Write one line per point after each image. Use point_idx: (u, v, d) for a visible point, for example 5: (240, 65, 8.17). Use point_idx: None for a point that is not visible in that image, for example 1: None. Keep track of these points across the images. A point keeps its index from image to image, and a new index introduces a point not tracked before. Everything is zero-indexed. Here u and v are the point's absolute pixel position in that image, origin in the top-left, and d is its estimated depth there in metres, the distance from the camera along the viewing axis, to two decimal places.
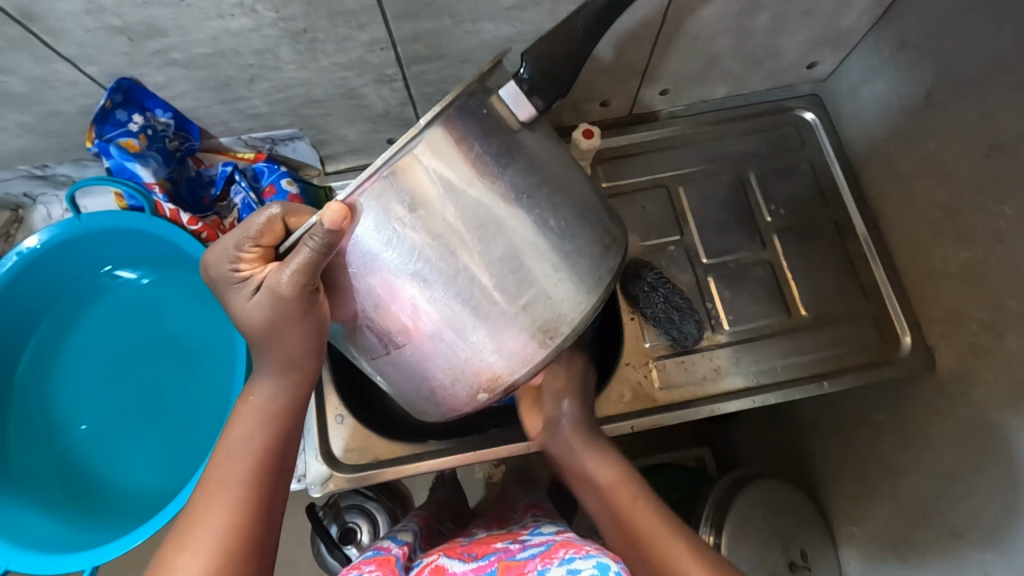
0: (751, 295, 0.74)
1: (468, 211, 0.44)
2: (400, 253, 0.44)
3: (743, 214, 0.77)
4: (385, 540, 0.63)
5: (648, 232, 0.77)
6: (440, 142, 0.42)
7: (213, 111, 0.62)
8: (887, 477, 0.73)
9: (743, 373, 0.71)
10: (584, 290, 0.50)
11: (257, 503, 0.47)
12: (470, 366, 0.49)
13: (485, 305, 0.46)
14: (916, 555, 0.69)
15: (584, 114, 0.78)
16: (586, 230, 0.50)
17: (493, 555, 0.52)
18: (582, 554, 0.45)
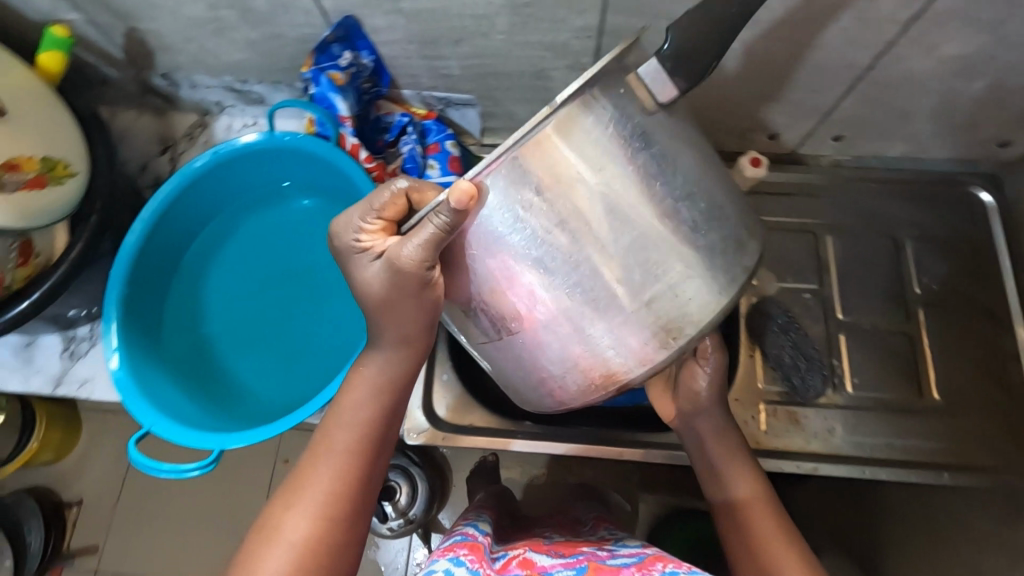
0: (879, 362, 0.71)
1: (602, 194, 0.43)
2: (524, 238, 0.43)
3: (889, 279, 0.74)
4: (467, 526, 0.65)
5: (786, 273, 0.75)
6: (580, 117, 0.41)
7: (410, 63, 0.66)
8: None
9: (856, 442, 0.68)
10: (713, 291, 0.48)
11: (358, 476, 0.50)
12: (584, 360, 0.48)
13: (606, 298, 0.45)
14: None
15: (749, 143, 0.77)
16: (720, 228, 0.48)
17: (583, 556, 0.56)
18: (684, 570, 0.49)
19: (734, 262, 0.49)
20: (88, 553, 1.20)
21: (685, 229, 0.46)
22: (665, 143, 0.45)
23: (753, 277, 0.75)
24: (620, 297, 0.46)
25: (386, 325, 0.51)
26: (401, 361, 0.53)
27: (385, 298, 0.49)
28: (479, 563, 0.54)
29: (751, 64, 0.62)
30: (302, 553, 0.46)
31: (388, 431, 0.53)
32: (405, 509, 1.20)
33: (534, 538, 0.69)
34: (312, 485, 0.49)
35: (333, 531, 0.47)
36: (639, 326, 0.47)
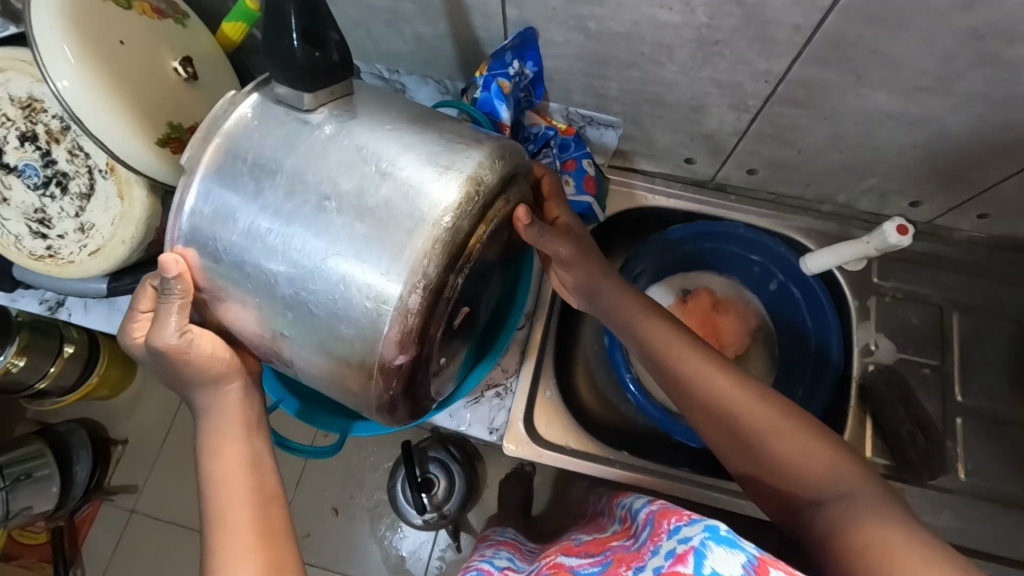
0: (995, 452, 0.68)
1: (289, 180, 0.42)
2: (254, 227, 0.42)
3: (1015, 368, 0.71)
4: (484, 562, 0.68)
5: (906, 344, 0.73)
6: (243, 100, 0.44)
7: (570, 79, 0.66)
8: None
9: (963, 531, 0.65)
10: (435, 256, 0.40)
11: (247, 529, 0.44)
12: (354, 354, 0.42)
13: (346, 296, 0.41)
14: None
15: (885, 205, 0.75)
16: (443, 194, 0.41)
17: (611, 550, 0.51)
18: (688, 522, 0.38)
19: (448, 193, 0.41)
20: (127, 492, 1.23)
21: (306, 148, 0.42)
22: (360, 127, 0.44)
23: (871, 342, 0.73)
24: (283, 248, 0.41)
25: (191, 384, 0.49)
26: (226, 411, 0.50)
27: (181, 370, 0.48)
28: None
29: (925, 131, 0.60)
30: None
31: (259, 475, 0.48)
32: (440, 503, 1.20)
33: (552, 545, 0.67)
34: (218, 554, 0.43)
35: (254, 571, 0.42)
36: (358, 298, 0.41)
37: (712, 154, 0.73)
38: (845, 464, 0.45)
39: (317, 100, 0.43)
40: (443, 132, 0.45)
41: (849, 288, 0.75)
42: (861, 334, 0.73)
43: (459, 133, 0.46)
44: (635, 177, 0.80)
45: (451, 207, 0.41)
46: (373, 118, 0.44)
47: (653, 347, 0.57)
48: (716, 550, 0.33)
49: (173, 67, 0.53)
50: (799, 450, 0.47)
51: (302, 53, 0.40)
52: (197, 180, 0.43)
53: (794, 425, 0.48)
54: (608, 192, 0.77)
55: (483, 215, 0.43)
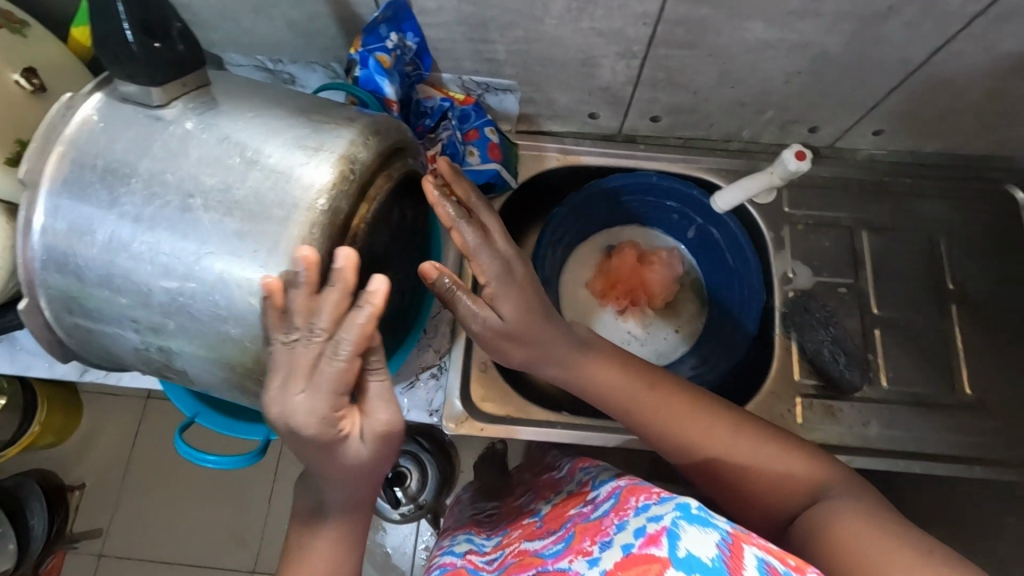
0: (915, 357, 0.71)
1: (147, 184, 0.38)
2: (116, 242, 0.38)
3: (925, 274, 0.74)
4: (445, 555, 0.66)
5: (821, 267, 0.75)
6: (83, 103, 0.41)
7: (455, 46, 0.64)
8: None
9: (889, 435, 0.69)
10: (314, 240, 0.38)
11: None
12: (247, 357, 0.39)
13: (224, 296, 0.38)
14: None
15: (787, 135, 0.76)
16: (313, 175, 0.38)
17: (571, 523, 0.50)
18: (659, 500, 0.37)
19: (318, 174, 0.39)
20: (92, 537, 1.17)
21: (162, 145, 0.39)
22: (220, 117, 0.41)
23: (789, 270, 0.75)
24: (149, 256, 0.38)
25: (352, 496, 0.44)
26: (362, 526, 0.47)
27: (366, 462, 0.40)
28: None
29: (805, 56, 0.61)
30: None
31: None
32: (415, 494, 1.20)
33: (519, 524, 0.66)
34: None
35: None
36: (238, 295, 0.38)
37: (614, 105, 0.73)
38: (820, 474, 0.50)
39: (167, 93, 0.40)
40: (311, 112, 0.43)
41: (763, 220, 0.77)
42: (778, 263, 0.75)
43: (330, 111, 0.43)
44: (543, 139, 0.80)
45: (324, 189, 0.38)
46: (232, 106, 0.42)
47: (616, 400, 0.56)
48: (689, 529, 0.33)
49: (16, 80, 0.50)
50: (774, 471, 0.51)
51: (134, 45, 0.37)
52: (45, 196, 0.39)
53: (769, 445, 0.52)
54: (516, 158, 0.76)
55: (363, 194, 0.41)
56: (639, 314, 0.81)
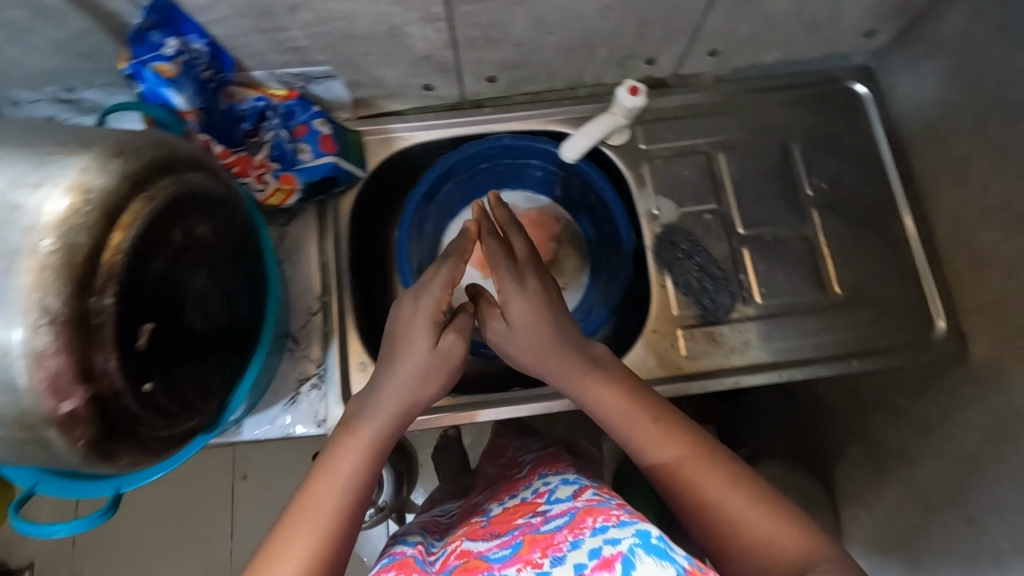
0: (787, 268, 0.72)
1: None
2: None
3: (784, 185, 0.75)
4: (397, 544, 0.61)
5: (685, 197, 0.74)
6: None
7: (250, 41, 0.60)
8: (921, 444, 0.76)
9: (771, 348, 0.70)
10: (50, 284, 0.35)
11: (337, 526, 0.46)
12: (14, 423, 0.36)
13: None
14: (925, 529, 0.77)
15: (628, 72, 0.75)
16: (37, 214, 0.35)
17: (518, 531, 0.53)
18: (617, 524, 0.44)
19: (42, 212, 0.35)
20: None
21: None
22: None
23: (654, 207, 0.74)
24: None
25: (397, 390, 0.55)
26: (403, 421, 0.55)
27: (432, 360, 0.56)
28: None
29: None
30: None
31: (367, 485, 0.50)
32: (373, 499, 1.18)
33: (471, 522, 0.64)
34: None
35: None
36: None
37: (444, 73, 0.70)
38: (817, 548, 0.41)
39: None
40: (40, 144, 0.39)
41: (622, 162, 0.76)
42: (643, 202, 0.74)
43: (65, 139, 0.39)
44: (385, 121, 0.76)
45: (50, 227, 0.35)
46: None
47: (614, 422, 0.54)
48: (645, 559, 0.39)
49: None
50: (766, 537, 0.43)
51: None
52: None
53: (766, 508, 0.45)
54: (358, 145, 0.73)
55: (111, 221, 0.37)
56: None
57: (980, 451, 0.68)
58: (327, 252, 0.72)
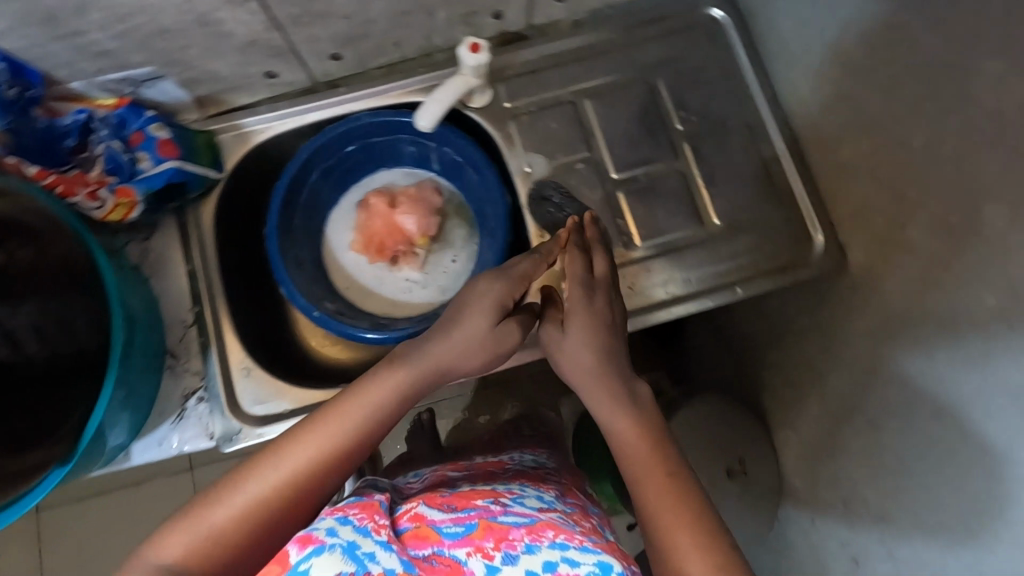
0: (664, 205, 0.72)
1: None
2: None
3: (653, 123, 0.74)
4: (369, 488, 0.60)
5: (555, 150, 0.73)
6: None
7: (50, 50, 0.57)
8: (824, 357, 0.78)
9: (657, 288, 0.70)
10: None
11: (337, 456, 0.51)
12: None
13: None
14: (839, 438, 0.79)
15: (480, 29, 0.72)
16: None
17: (475, 512, 0.52)
18: (577, 547, 0.47)
19: None
20: None
21: None
22: None
23: (525, 164, 0.73)
24: None
25: (462, 354, 0.56)
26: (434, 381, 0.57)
27: (470, 342, 0.56)
28: (373, 519, 0.49)
29: None
30: (248, 506, 0.47)
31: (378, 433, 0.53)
32: None
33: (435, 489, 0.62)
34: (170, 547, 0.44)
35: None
36: None
37: (282, 57, 0.67)
38: None
39: None
40: None
41: (489, 124, 0.74)
42: (513, 161, 0.73)
43: None
44: (236, 115, 0.73)
45: None
46: None
47: (621, 450, 0.53)
48: None
49: None
50: None
51: None
52: None
53: None
54: (208, 145, 0.69)
55: None
56: (412, 260, 0.78)
57: (867, 357, 0.69)
58: (191, 260, 0.69)
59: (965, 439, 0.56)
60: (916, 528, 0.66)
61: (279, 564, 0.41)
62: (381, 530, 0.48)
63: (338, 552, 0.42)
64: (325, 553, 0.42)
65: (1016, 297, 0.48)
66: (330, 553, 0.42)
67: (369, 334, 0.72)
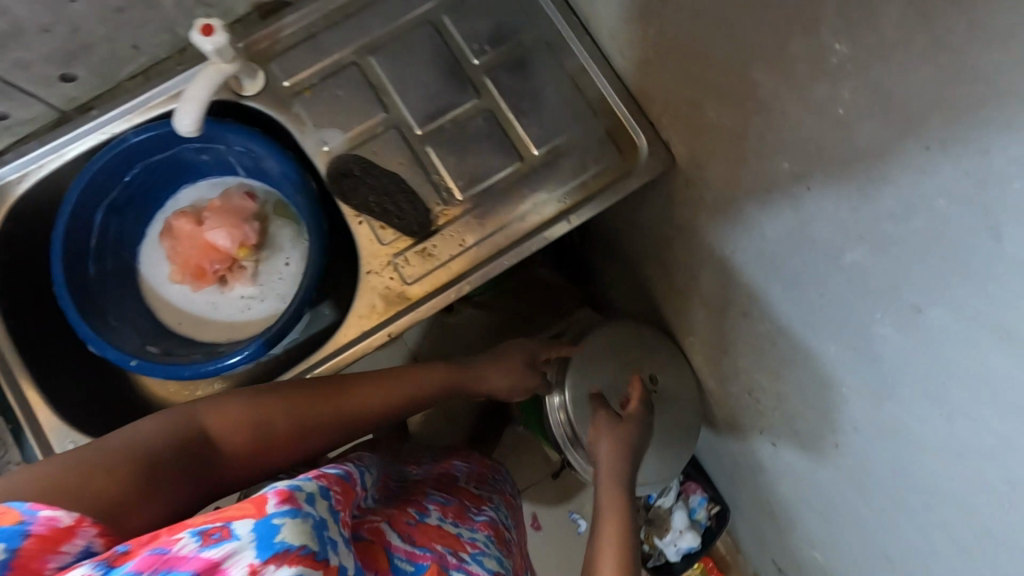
0: (478, 149, 0.67)
1: None
2: None
3: (446, 64, 0.68)
4: (349, 466, 0.53)
5: (349, 119, 0.67)
6: None
7: None
8: (692, 257, 0.77)
9: (491, 238, 0.66)
10: None
11: (384, 407, 0.65)
12: None
13: None
14: (729, 331, 0.79)
15: (225, 7, 0.65)
16: None
17: (433, 556, 0.50)
18: None
19: None
20: None
21: None
22: None
23: (319, 142, 0.66)
24: None
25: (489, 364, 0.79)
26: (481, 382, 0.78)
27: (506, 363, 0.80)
28: (343, 508, 0.42)
29: None
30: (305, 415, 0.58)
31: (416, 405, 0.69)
32: None
33: (406, 505, 0.58)
34: (214, 422, 0.52)
35: (107, 460, 0.43)
36: None
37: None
38: None
39: None
40: None
41: (270, 110, 0.67)
42: (307, 142, 0.66)
43: None
44: None
45: None
46: None
47: (592, 554, 0.58)
48: None
49: None
50: None
51: None
52: None
53: None
54: None
55: None
56: (242, 274, 0.72)
57: (722, 244, 0.68)
58: None
59: (810, 304, 0.57)
60: (808, 394, 0.67)
61: (254, 509, 0.33)
62: (345, 524, 0.41)
63: (314, 525, 0.35)
64: (303, 518, 0.34)
65: (806, 156, 0.47)
66: (305, 522, 0.34)
67: (228, 359, 0.66)
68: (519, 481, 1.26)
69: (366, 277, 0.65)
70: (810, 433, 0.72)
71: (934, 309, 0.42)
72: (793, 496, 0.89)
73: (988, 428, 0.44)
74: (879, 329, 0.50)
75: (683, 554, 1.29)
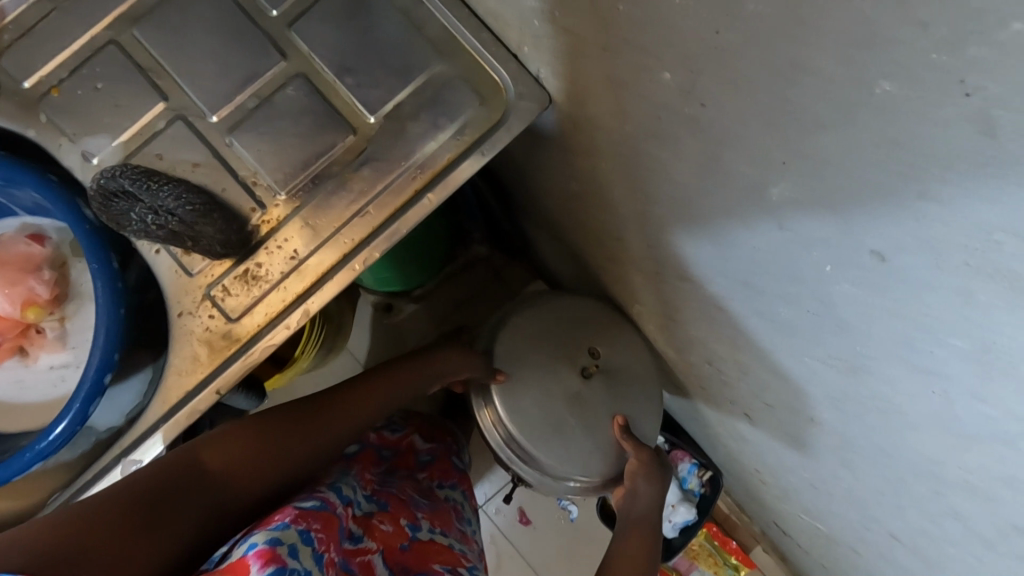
0: (296, 128, 0.51)
1: None
2: None
3: (236, 22, 0.51)
4: (330, 492, 0.53)
5: (120, 118, 0.50)
6: None
7: None
8: (610, 214, 0.62)
9: (329, 242, 0.50)
10: None
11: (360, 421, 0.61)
12: None
13: None
14: (671, 297, 0.65)
15: None
16: None
17: None
18: None
19: None
20: None
21: None
22: None
23: (86, 156, 0.50)
24: None
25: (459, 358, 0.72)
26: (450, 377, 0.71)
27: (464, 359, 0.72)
28: (326, 548, 0.45)
29: None
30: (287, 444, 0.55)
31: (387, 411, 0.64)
32: None
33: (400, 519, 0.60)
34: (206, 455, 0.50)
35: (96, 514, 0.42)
36: None
37: None
38: None
39: None
40: None
41: (12, 123, 0.50)
42: (70, 158, 0.50)
43: None
44: None
45: None
46: None
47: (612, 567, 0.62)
48: None
49: None
50: None
51: None
52: None
53: None
54: None
55: None
56: (43, 339, 0.57)
57: (632, 196, 0.53)
58: None
59: (746, 257, 0.43)
60: (770, 362, 0.53)
61: None
62: (329, 565, 0.43)
63: None
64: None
65: (687, 57, 0.31)
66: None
67: (42, 441, 0.50)
68: (491, 484, 1.13)
69: (178, 323, 0.50)
70: (782, 405, 0.59)
71: (905, 258, 0.28)
72: (781, 468, 0.76)
73: (1003, 413, 0.31)
74: (834, 287, 0.36)
75: (680, 529, 1.14)
